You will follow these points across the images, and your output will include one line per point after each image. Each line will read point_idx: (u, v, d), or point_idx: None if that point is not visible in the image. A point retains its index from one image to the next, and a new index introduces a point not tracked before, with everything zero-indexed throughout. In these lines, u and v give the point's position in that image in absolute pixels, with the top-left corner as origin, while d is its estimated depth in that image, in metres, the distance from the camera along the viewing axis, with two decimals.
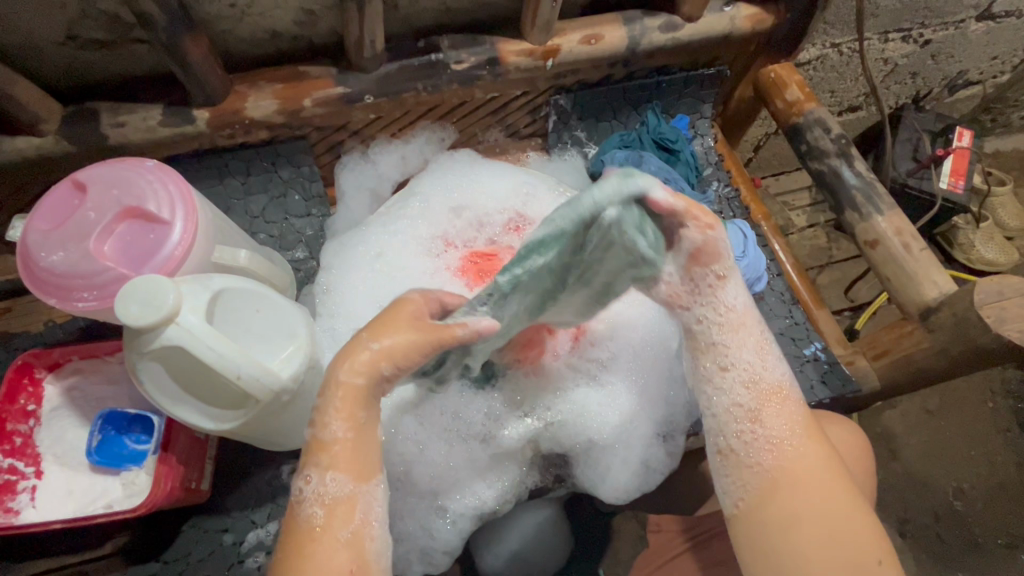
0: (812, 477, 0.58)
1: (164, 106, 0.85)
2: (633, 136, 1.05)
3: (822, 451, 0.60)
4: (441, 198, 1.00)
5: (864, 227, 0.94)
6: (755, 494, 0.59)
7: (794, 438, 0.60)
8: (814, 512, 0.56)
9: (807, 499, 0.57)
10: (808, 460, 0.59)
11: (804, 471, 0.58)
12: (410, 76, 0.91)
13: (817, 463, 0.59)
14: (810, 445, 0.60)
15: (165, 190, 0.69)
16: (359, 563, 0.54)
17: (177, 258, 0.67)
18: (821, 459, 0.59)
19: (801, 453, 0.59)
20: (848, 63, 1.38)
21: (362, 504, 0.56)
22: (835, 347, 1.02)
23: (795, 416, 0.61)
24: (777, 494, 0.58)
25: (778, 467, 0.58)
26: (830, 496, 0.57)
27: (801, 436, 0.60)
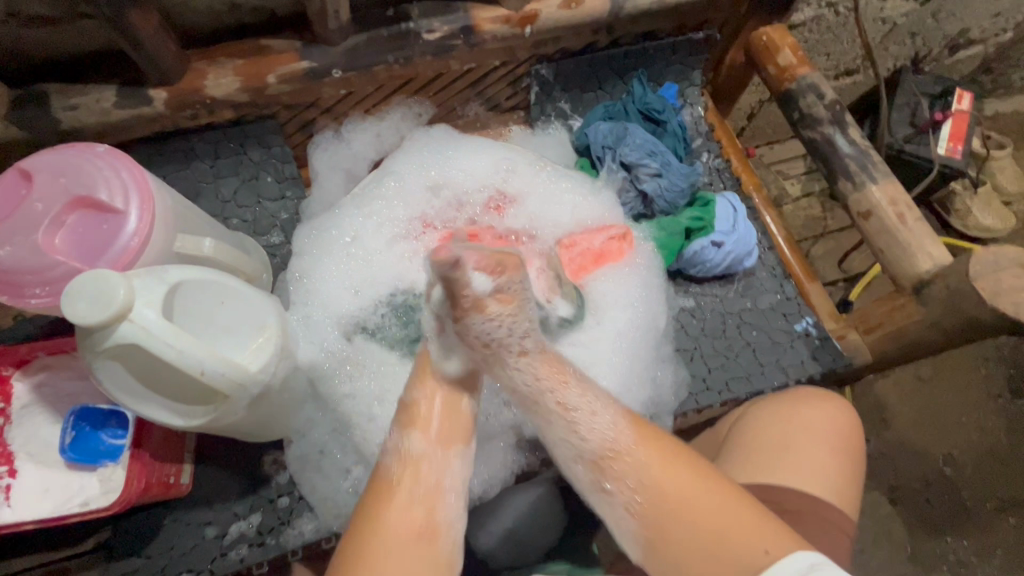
0: (686, 498, 0.56)
1: (117, 87, 0.80)
2: (618, 106, 1.00)
3: (666, 462, 0.58)
4: (418, 176, 0.95)
5: (857, 198, 0.91)
6: (644, 527, 0.57)
7: (648, 449, 0.58)
8: (694, 521, 0.55)
9: (686, 509, 0.55)
10: (669, 481, 0.56)
11: (671, 483, 0.57)
12: (379, 48, 0.86)
13: (685, 480, 0.57)
14: (653, 460, 0.58)
15: (117, 178, 0.65)
16: (426, 525, 0.55)
17: (134, 249, 0.64)
18: (686, 476, 0.57)
19: (660, 474, 0.57)
20: (844, 23, 1.32)
21: (434, 471, 0.59)
22: (826, 321, 0.99)
23: (626, 436, 0.59)
24: (659, 518, 0.56)
25: (653, 498, 0.57)
26: (702, 497, 0.56)
27: (646, 455, 0.58)
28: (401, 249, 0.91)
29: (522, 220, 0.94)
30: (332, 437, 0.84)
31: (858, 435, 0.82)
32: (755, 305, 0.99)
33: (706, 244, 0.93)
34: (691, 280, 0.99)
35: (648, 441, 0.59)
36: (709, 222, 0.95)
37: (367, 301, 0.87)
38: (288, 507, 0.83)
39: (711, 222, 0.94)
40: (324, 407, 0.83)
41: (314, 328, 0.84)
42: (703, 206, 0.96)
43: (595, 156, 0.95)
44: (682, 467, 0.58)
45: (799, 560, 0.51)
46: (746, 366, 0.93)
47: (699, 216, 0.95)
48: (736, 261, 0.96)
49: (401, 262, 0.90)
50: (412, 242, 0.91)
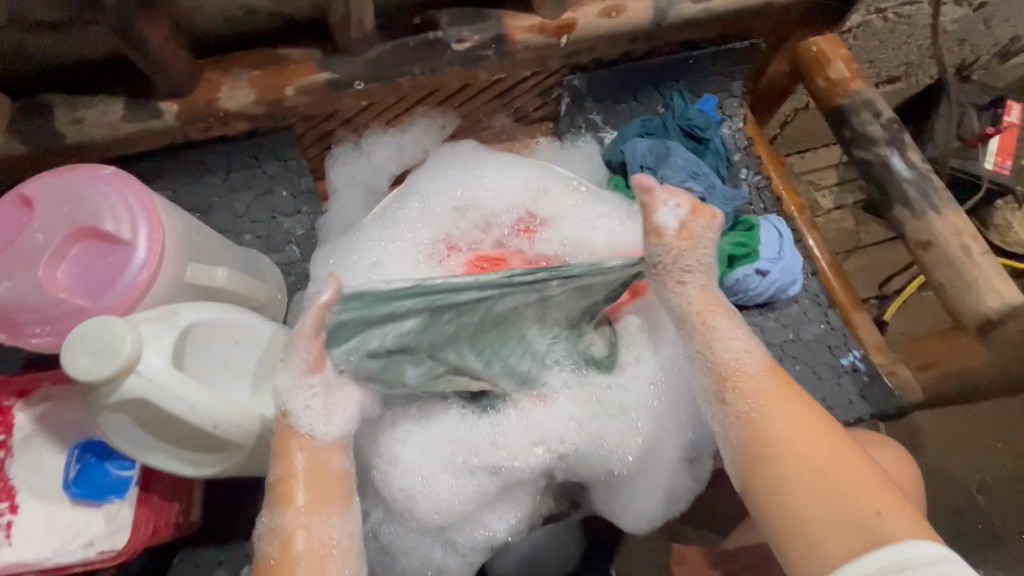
0: (810, 440, 0.55)
1: (125, 99, 0.75)
2: (657, 121, 0.94)
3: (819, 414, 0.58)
4: (442, 195, 0.90)
5: (916, 226, 0.84)
6: (746, 464, 0.57)
7: (766, 399, 0.58)
8: (800, 467, 0.54)
9: (792, 457, 0.55)
10: (798, 422, 0.56)
11: (779, 429, 0.56)
12: (404, 58, 0.80)
13: (793, 419, 0.57)
14: (798, 408, 0.58)
15: (124, 205, 0.60)
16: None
17: (142, 284, 0.59)
18: (807, 418, 0.57)
19: (768, 420, 0.57)
20: (891, 30, 1.25)
21: (330, 538, 0.56)
22: (875, 355, 0.93)
23: (763, 381, 0.59)
24: (763, 458, 0.56)
25: (757, 440, 0.57)
26: (810, 443, 0.55)
27: (773, 396, 0.58)
28: (420, 269, 0.83)
29: (554, 244, 0.86)
30: None
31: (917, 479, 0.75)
32: (799, 336, 0.93)
33: (750, 272, 0.87)
34: None
35: (783, 387, 0.59)
36: (754, 248, 0.88)
37: None
38: None
39: (756, 248, 0.88)
40: None
41: None
42: (747, 231, 0.89)
43: (632, 176, 0.89)
44: (813, 422, 0.57)
45: (914, 545, 0.48)
46: None
47: (743, 242, 0.88)
48: (780, 290, 0.90)
49: None
50: (433, 265, 0.84)
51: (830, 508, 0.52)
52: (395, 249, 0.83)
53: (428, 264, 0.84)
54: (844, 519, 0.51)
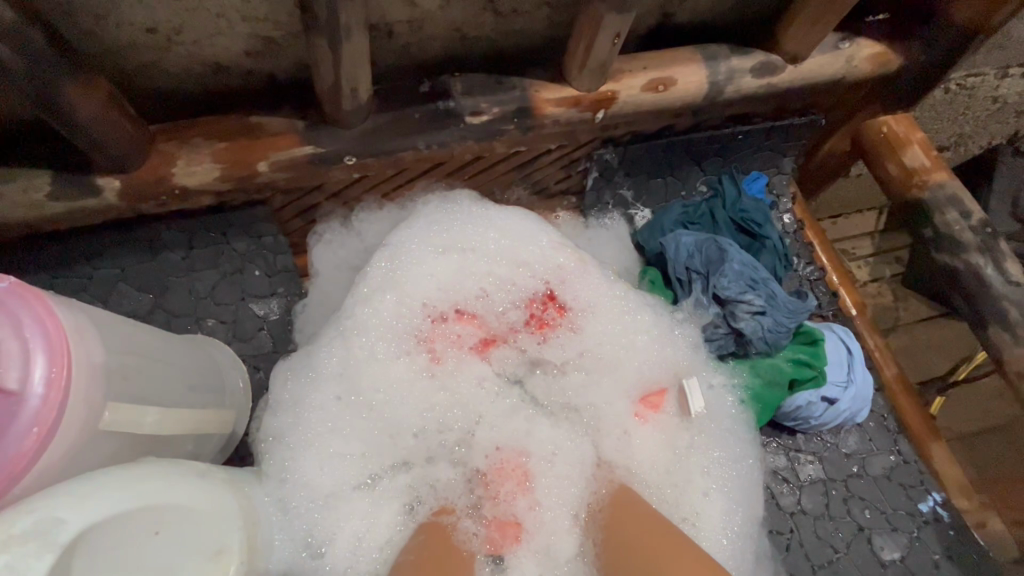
0: (631, 530, 0.58)
1: (53, 172, 0.59)
2: (700, 208, 0.80)
3: (627, 509, 0.61)
4: (432, 283, 0.73)
5: (1019, 354, 0.69)
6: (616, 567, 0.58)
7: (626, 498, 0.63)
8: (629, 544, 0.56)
9: (627, 538, 0.57)
10: (613, 533, 0.59)
11: (623, 519, 0.60)
12: (406, 130, 0.66)
13: (633, 512, 0.60)
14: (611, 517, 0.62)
15: (14, 340, 0.44)
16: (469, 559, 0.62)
17: (28, 452, 0.43)
18: (613, 534, 0.60)
19: (620, 510, 0.62)
20: (951, 101, 1.11)
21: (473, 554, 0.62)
22: (958, 498, 0.77)
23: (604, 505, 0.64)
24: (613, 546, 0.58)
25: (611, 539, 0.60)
26: (641, 524, 0.58)
27: (609, 517, 0.62)
28: (401, 376, 0.69)
29: (572, 352, 0.73)
30: None
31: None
32: (868, 472, 0.77)
33: (815, 398, 0.72)
34: (782, 430, 0.78)
35: (621, 498, 0.63)
36: (820, 369, 0.73)
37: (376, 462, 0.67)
38: None
39: (822, 370, 0.73)
40: None
41: (292, 517, 0.61)
42: (812, 346, 0.74)
43: (674, 276, 0.74)
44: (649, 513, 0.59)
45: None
46: (863, 566, 0.71)
47: (807, 361, 0.73)
48: (849, 418, 0.75)
49: (411, 399, 0.68)
50: (423, 364, 0.70)
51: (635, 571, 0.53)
52: (377, 357, 0.69)
53: (412, 363, 0.69)
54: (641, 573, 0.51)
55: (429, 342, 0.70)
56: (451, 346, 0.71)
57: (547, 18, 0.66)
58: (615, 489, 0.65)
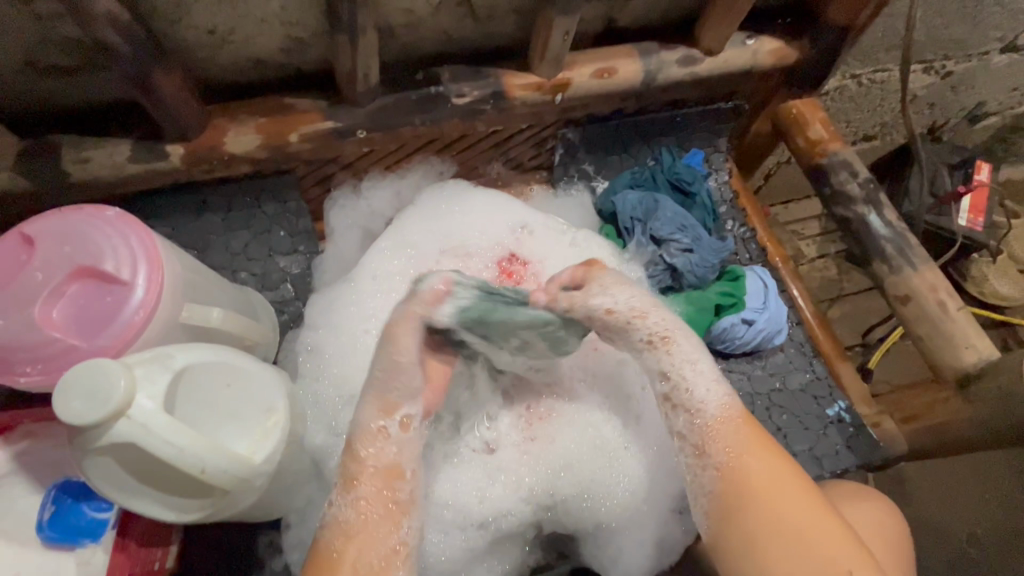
0: (772, 491, 0.60)
1: (132, 140, 0.77)
2: (646, 174, 0.99)
3: (765, 442, 0.63)
4: (430, 238, 0.90)
5: (894, 281, 0.87)
6: (717, 515, 0.62)
7: (741, 448, 0.62)
8: (783, 511, 0.59)
9: (777, 504, 0.59)
10: (771, 466, 0.61)
11: (779, 488, 0.60)
12: (406, 110, 0.84)
13: (764, 469, 0.61)
14: (757, 450, 0.62)
15: (126, 247, 0.61)
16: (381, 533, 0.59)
17: (138, 324, 0.59)
18: (779, 469, 0.61)
19: (752, 465, 0.61)
20: (867, 93, 1.31)
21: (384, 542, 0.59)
22: (859, 406, 0.95)
23: (737, 416, 0.64)
24: (740, 502, 0.60)
25: (732, 479, 0.61)
26: (797, 492, 0.60)
27: (745, 440, 0.63)
28: None
29: None
30: None
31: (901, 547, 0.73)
32: (786, 385, 0.94)
33: (736, 321, 0.89)
34: (716, 355, 0.94)
35: (754, 429, 0.64)
36: (740, 298, 0.91)
37: None
38: None
39: (741, 298, 0.91)
40: (327, 491, 0.76)
41: (322, 408, 0.77)
42: (734, 280, 0.92)
43: (622, 226, 0.93)
44: (772, 452, 0.62)
45: None
46: None
47: (729, 291, 0.91)
48: (766, 339, 0.92)
49: None
50: None
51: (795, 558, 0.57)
52: (386, 301, 0.85)
53: None
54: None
55: None
56: None
57: (514, 22, 0.85)
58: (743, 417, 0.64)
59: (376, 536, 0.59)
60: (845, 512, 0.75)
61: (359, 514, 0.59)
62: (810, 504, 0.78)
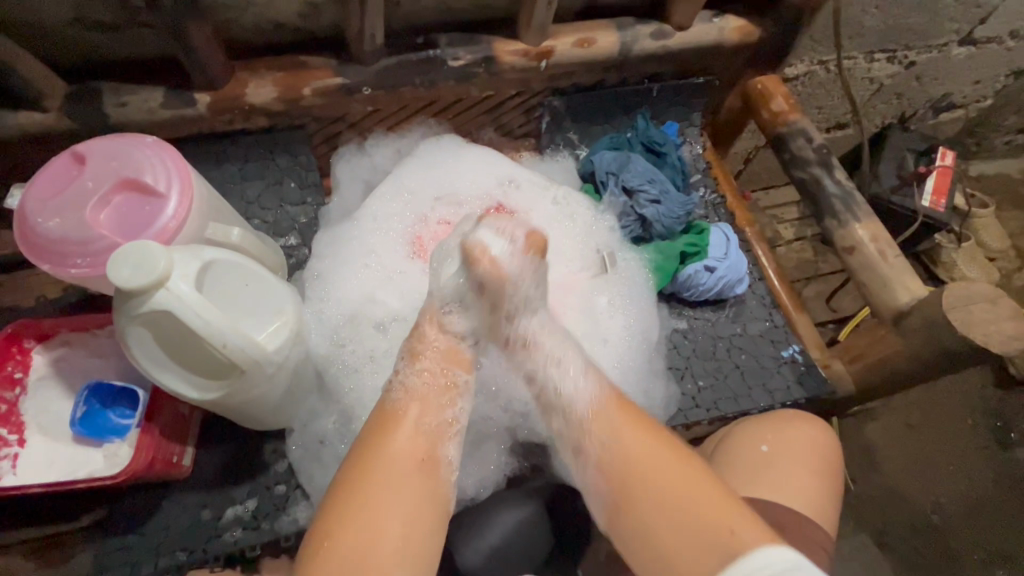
0: (648, 465, 0.64)
1: (165, 89, 0.88)
2: (623, 139, 1.09)
3: (637, 422, 0.68)
4: (425, 187, 1.00)
5: (842, 234, 0.96)
6: (610, 493, 0.66)
7: (614, 426, 0.68)
8: (653, 488, 0.63)
9: (646, 482, 0.63)
10: (642, 444, 0.66)
11: (643, 461, 0.65)
12: (407, 70, 0.94)
13: (642, 447, 0.66)
14: (632, 437, 0.66)
15: (162, 165, 0.71)
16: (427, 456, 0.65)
17: (170, 230, 0.69)
18: (649, 443, 0.66)
19: (627, 443, 0.66)
20: (834, 81, 1.42)
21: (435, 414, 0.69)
22: (812, 350, 1.04)
23: (606, 407, 0.69)
24: (619, 492, 0.65)
25: (619, 466, 0.65)
26: (664, 460, 0.64)
27: (619, 426, 0.67)
28: (399, 260, 0.94)
29: None
30: (333, 430, 0.86)
31: (829, 459, 0.83)
32: (745, 330, 1.03)
33: (699, 268, 0.99)
34: (684, 303, 1.04)
35: (625, 413, 0.69)
36: (703, 248, 1.01)
37: (383, 311, 0.90)
38: (283, 494, 0.85)
39: (705, 248, 1.01)
40: (328, 399, 0.85)
41: (324, 326, 0.87)
42: (699, 234, 1.02)
43: (599, 182, 1.03)
44: (647, 434, 0.67)
45: (773, 551, 0.56)
46: (734, 388, 0.97)
47: (694, 242, 1.01)
48: (727, 286, 1.01)
49: (406, 276, 0.93)
50: (411, 248, 0.95)
51: (688, 526, 0.60)
52: (386, 239, 0.95)
53: (403, 251, 0.95)
54: (698, 536, 0.59)
55: (418, 239, 0.96)
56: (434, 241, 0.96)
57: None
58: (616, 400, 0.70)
59: (435, 402, 0.70)
60: (787, 428, 0.84)
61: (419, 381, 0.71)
62: (758, 423, 0.87)
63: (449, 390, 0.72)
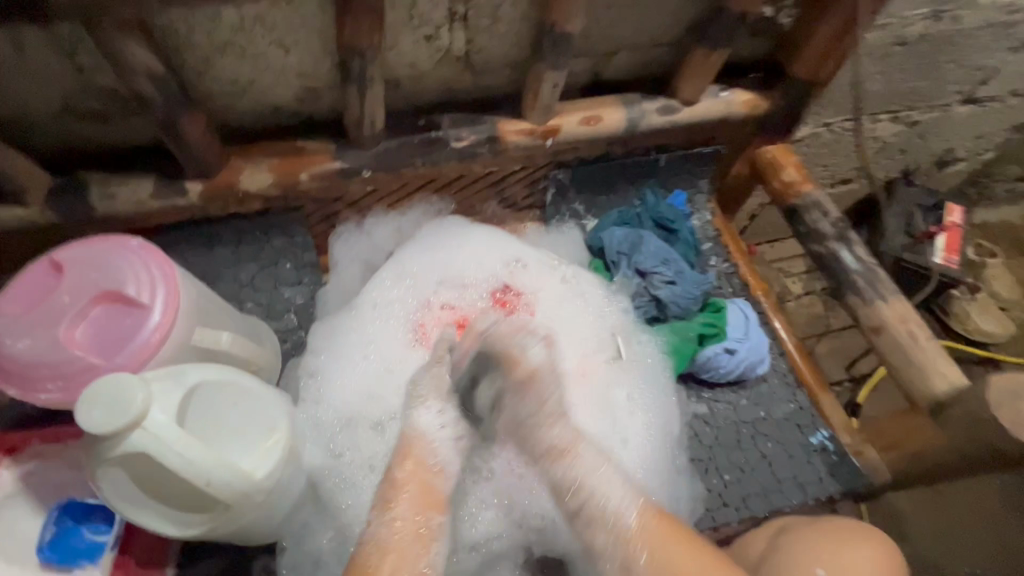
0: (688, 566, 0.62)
1: (155, 178, 0.84)
2: (632, 212, 1.05)
3: (672, 530, 0.64)
4: (427, 270, 0.95)
5: (866, 312, 0.92)
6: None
7: (655, 549, 0.63)
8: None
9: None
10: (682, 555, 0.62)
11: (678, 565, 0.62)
12: (408, 151, 0.91)
13: (677, 552, 0.63)
14: (677, 550, 0.63)
15: (146, 272, 0.66)
16: None
17: (152, 345, 0.63)
18: (691, 553, 0.63)
19: (659, 555, 0.62)
20: (839, 140, 1.41)
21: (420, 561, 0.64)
22: (842, 434, 0.96)
23: (648, 523, 0.65)
24: None
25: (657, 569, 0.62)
26: (701, 562, 0.62)
27: (655, 535, 0.64)
28: (400, 351, 0.88)
29: None
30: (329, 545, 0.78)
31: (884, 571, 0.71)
32: (770, 414, 0.97)
33: (719, 350, 0.94)
34: (702, 385, 0.98)
35: (665, 525, 0.65)
36: (722, 328, 0.96)
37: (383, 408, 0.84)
38: None
39: (723, 328, 0.96)
40: (324, 513, 0.78)
41: (321, 429, 0.81)
42: (716, 312, 0.98)
43: (610, 260, 0.98)
44: (688, 541, 0.64)
45: None
46: (764, 482, 0.91)
47: (712, 322, 0.96)
48: (748, 369, 0.96)
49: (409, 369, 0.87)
50: (413, 337, 0.90)
51: None
52: (388, 329, 0.90)
53: (405, 340, 0.89)
54: None
55: (420, 326, 0.91)
56: (437, 328, 0.91)
57: (508, 75, 0.94)
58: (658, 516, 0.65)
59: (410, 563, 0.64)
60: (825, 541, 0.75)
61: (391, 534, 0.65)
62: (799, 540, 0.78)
63: (421, 540, 0.66)
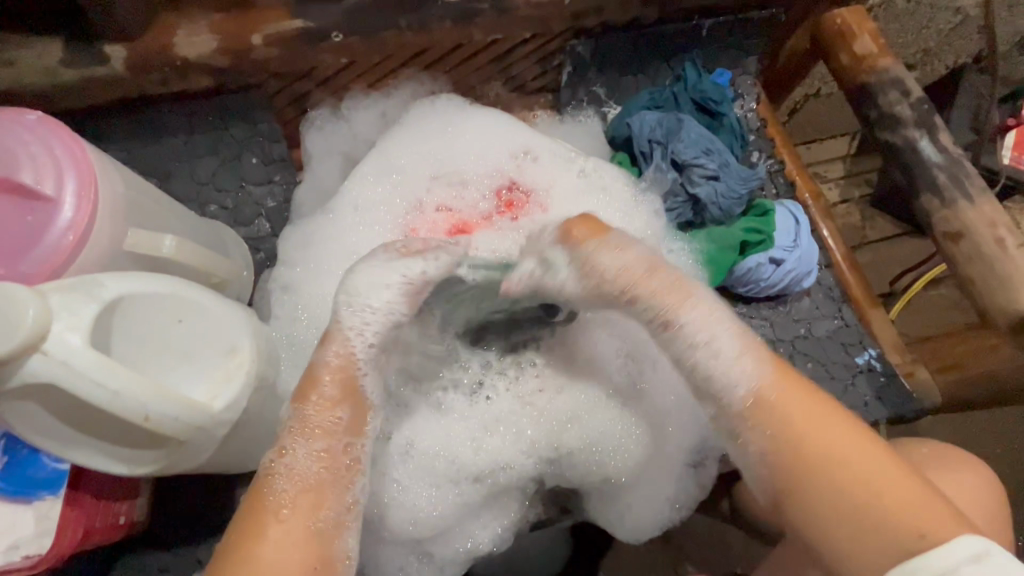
0: (824, 439, 0.48)
1: (64, 41, 0.66)
2: (666, 94, 0.87)
3: (809, 396, 0.50)
4: (417, 164, 0.79)
5: (945, 215, 0.77)
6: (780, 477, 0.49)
7: (775, 397, 0.50)
8: (846, 476, 0.46)
9: (834, 458, 0.47)
10: (847, 433, 0.47)
11: (837, 444, 0.47)
12: (388, 7, 0.71)
13: (803, 410, 0.49)
14: (801, 403, 0.50)
15: (48, 155, 0.51)
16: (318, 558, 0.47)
17: (65, 249, 0.50)
18: (820, 415, 0.49)
19: (796, 418, 0.49)
20: (912, 11, 1.17)
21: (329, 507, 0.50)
22: (891, 354, 0.86)
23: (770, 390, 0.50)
24: (808, 473, 0.47)
25: (787, 446, 0.48)
26: (855, 446, 0.47)
27: (783, 396, 0.50)
28: None
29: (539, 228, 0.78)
30: None
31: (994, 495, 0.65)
32: (811, 331, 0.85)
33: (764, 260, 0.80)
34: (737, 299, 0.86)
35: (793, 385, 0.51)
36: (768, 233, 0.82)
37: None
38: None
39: (771, 233, 0.82)
40: None
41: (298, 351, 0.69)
42: (762, 216, 0.83)
43: (639, 151, 0.82)
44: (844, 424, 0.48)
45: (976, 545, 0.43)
46: None
47: (757, 228, 0.82)
48: (794, 281, 0.83)
49: None
50: None
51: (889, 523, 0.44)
52: (372, 237, 0.75)
53: None
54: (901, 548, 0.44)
55: (411, 233, 0.76)
56: (430, 235, 0.76)
57: None
58: (777, 367, 0.51)
59: (331, 493, 0.50)
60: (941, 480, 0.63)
61: (314, 468, 0.50)
62: (885, 470, 0.64)
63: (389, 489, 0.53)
